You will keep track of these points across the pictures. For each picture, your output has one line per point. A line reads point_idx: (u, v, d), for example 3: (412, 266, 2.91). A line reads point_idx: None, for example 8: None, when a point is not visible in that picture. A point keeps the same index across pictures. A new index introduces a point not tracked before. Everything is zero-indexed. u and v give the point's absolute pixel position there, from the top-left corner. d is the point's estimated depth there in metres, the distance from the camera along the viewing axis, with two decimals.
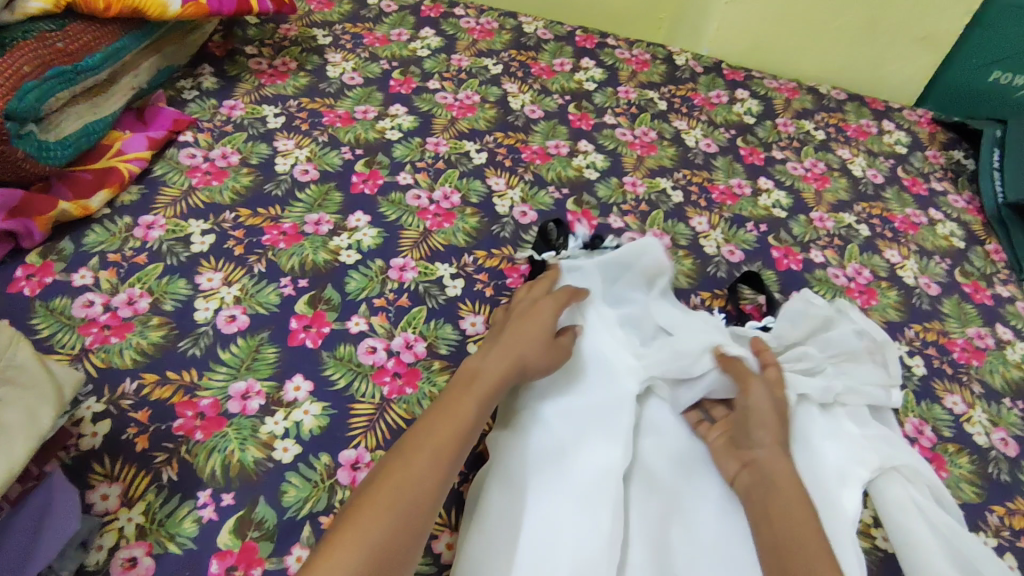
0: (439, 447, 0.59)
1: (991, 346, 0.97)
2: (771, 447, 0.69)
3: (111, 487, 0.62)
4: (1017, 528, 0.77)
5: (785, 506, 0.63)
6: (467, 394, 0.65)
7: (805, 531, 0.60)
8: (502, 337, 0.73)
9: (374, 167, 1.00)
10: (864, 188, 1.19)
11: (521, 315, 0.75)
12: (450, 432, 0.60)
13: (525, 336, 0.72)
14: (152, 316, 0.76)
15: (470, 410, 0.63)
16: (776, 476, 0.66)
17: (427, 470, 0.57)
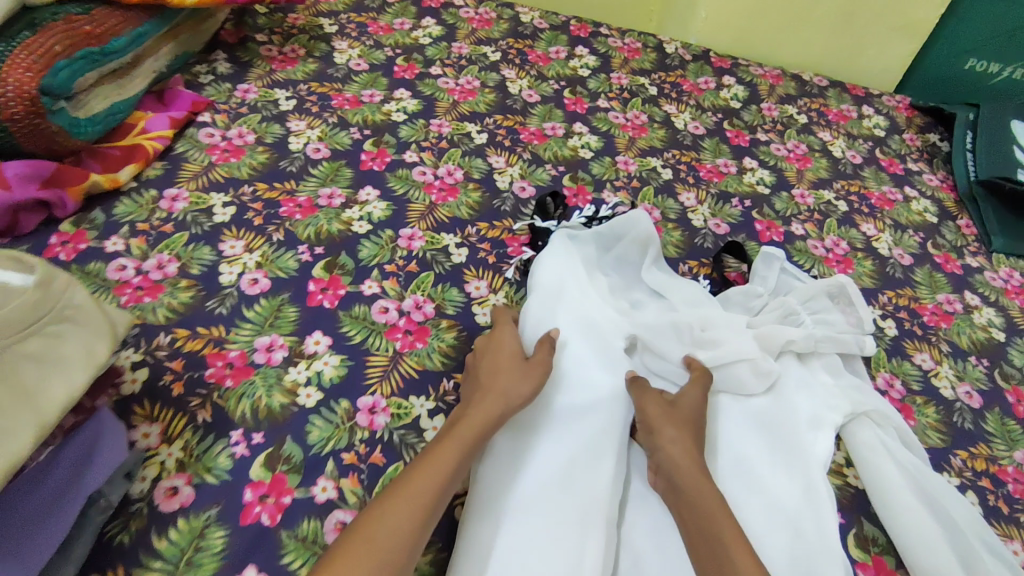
0: (422, 492, 0.60)
1: (959, 311, 1.04)
2: (674, 445, 0.71)
3: (151, 426, 0.68)
4: (978, 470, 0.84)
5: (705, 507, 0.64)
6: (454, 439, 0.66)
7: (725, 526, 0.62)
8: (485, 382, 0.73)
9: (381, 147, 1.06)
10: (843, 167, 1.26)
11: (498, 360, 0.75)
12: (433, 476, 0.61)
13: (512, 379, 0.73)
14: (181, 278, 0.82)
15: (454, 456, 0.64)
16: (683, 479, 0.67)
17: (410, 509, 0.58)
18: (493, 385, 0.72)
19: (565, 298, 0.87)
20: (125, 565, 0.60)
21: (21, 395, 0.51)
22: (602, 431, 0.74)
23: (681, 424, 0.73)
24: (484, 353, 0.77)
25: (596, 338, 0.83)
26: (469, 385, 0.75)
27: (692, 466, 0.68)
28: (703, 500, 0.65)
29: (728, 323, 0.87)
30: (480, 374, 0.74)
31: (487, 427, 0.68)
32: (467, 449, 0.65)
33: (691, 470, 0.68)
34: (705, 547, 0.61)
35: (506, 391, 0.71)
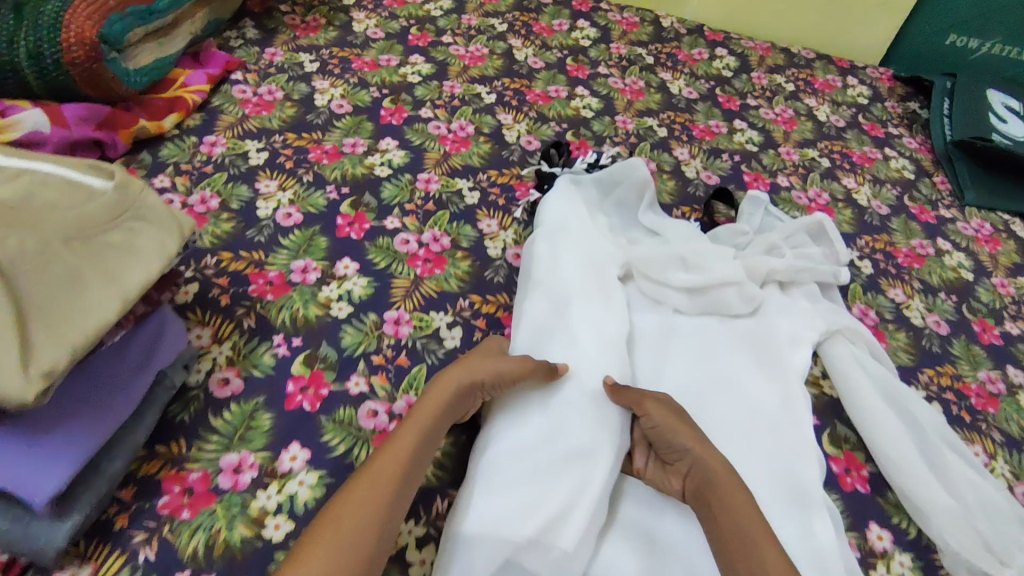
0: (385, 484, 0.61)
1: (931, 254, 1.13)
2: (692, 449, 0.71)
3: (203, 329, 0.78)
4: (942, 384, 0.93)
5: (737, 510, 0.66)
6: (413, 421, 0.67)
7: (755, 530, 0.64)
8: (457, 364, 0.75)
9: (399, 104, 1.14)
10: (828, 130, 1.35)
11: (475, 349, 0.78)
12: (394, 465, 0.63)
13: (481, 360, 0.75)
14: (222, 212, 0.91)
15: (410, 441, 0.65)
16: (717, 481, 0.69)
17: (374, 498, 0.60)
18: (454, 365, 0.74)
19: (569, 232, 0.96)
20: (187, 437, 0.69)
21: (105, 275, 0.60)
22: (601, 345, 0.83)
23: (692, 427, 0.74)
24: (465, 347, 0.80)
25: (596, 266, 0.92)
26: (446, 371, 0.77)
27: (719, 466, 0.70)
28: (733, 500, 0.67)
29: (717, 253, 0.95)
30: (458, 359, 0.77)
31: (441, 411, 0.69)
32: (424, 433, 0.67)
33: (718, 468, 0.70)
34: (733, 548, 0.64)
35: (470, 368, 0.73)
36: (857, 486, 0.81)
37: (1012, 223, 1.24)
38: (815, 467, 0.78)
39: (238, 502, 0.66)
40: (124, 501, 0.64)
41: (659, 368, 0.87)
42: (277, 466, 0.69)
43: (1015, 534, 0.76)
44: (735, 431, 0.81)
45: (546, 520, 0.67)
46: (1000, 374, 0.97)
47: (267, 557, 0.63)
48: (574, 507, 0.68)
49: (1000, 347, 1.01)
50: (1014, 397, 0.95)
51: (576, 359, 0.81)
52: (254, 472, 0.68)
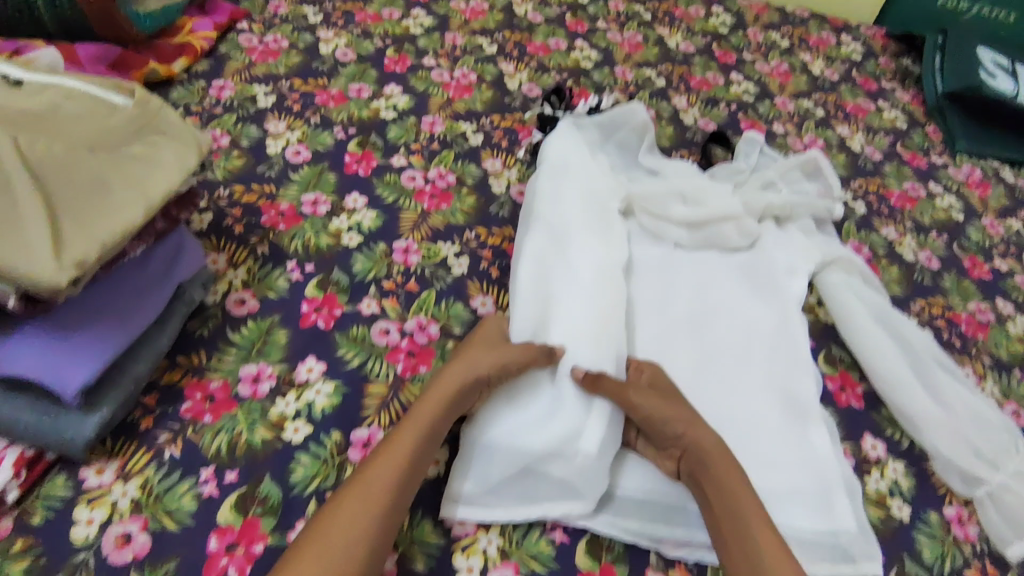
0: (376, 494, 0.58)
1: (923, 196, 1.16)
2: (683, 438, 0.67)
3: (218, 255, 0.80)
4: (933, 313, 0.96)
5: (733, 498, 0.64)
6: (410, 425, 0.64)
7: (759, 531, 0.61)
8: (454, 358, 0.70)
9: (402, 53, 1.16)
10: (823, 83, 1.37)
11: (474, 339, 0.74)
12: (385, 476, 0.60)
13: (481, 353, 0.70)
14: (233, 149, 0.93)
15: (406, 448, 0.62)
16: (716, 465, 0.66)
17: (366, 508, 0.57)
18: (457, 358, 0.69)
19: (570, 167, 0.96)
20: (207, 349, 0.72)
21: (128, 180, 0.62)
22: (605, 271, 0.84)
23: (681, 407, 0.70)
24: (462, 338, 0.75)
25: (597, 200, 0.93)
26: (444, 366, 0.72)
27: (718, 451, 0.67)
28: (730, 487, 0.64)
29: (716, 190, 0.97)
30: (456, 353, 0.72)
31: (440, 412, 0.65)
32: (423, 437, 0.63)
33: (717, 454, 0.66)
34: (738, 552, 0.61)
35: (470, 364, 0.68)
36: (852, 402, 0.84)
37: (1002, 169, 1.27)
38: (811, 382, 0.81)
39: (258, 408, 0.68)
40: (148, 406, 0.66)
41: (661, 297, 0.88)
42: (295, 377, 0.71)
43: (1004, 439, 0.79)
44: (733, 353, 0.84)
45: (564, 430, 0.68)
46: (990, 305, 1.00)
47: (288, 457, 0.65)
48: (588, 416, 0.69)
49: (990, 280, 1.04)
50: (1003, 325, 0.98)
51: (581, 283, 0.83)
52: (272, 381, 0.70)
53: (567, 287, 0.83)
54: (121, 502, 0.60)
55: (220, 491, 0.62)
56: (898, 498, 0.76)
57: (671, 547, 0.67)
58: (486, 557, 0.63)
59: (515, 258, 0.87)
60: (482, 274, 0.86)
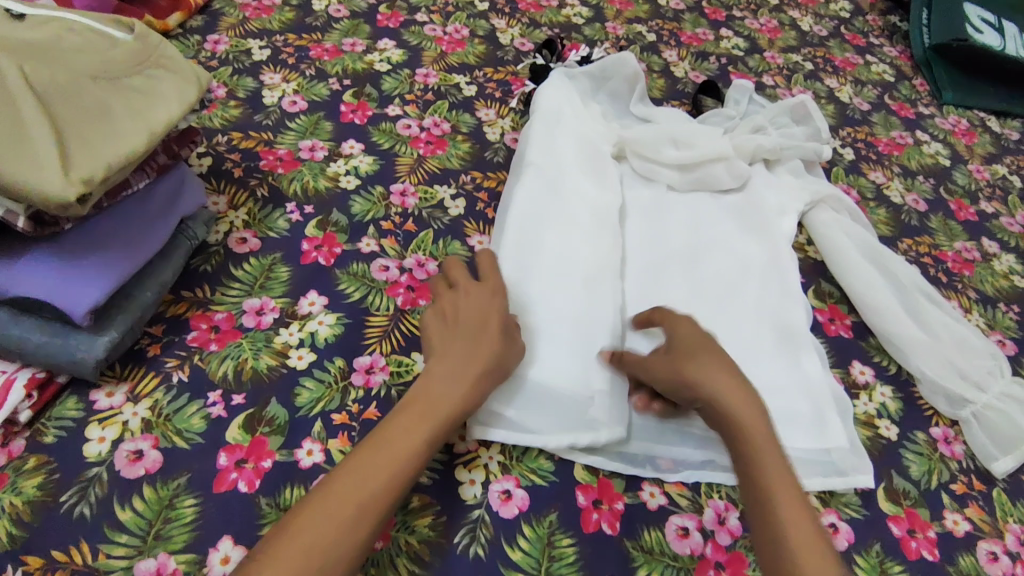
0: (372, 484, 0.53)
1: (910, 144, 1.18)
2: (707, 395, 0.62)
3: (219, 197, 0.82)
4: (919, 252, 0.99)
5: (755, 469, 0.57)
6: (416, 417, 0.58)
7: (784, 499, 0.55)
8: (467, 336, 0.64)
9: (395, 10, 1.17)
10: (811, 39, 1.39)
11: (485, 308, 0.67)
12: (384, 469, 0.54)
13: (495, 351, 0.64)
14: (230, 99, 0.95)
15: (416, 440, 0.56)
16: (746, 430, 0.60)
17: (361, 494, 0.52)
18: (477, 351, 0.63)
19: (562, 114, 0.98)
20: (210, 283, 0.73)
21: (131, 110, 0.63)
22: (595, 213, 0.86)
23: (703, 356, 0.65)
24: (468, 298, 0.67)
25: (588, 145, 0.95)
26: (444, 330, 0.65)
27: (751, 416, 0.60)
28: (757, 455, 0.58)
29: (704, 132, 0.98)
30: (463, 322, 0.66)
31: (450, 412, 0.59)
32: (439, 427, 0.58)
33: (746, 411, 0.61)
34: (762, 520, 0.55)
35: (487, 365, 0.63)
36: (840, 332, 0.87)
37: (988, 119, 1.29)
38: (802, 313, 0.83)
39: (262, 337, 0.69)
40: (155, 335, 0.68)
41: (653, 236, 0.90)
42: (297, 309, 0.72)
43: (989, 363, 0.81)
44: (726, 286, 0.85)
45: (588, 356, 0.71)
46: (976, 244, 1.02)
47: (293, 382, 0.66)
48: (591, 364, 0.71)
49: (976, 222, 1.06)
50: (988, 263, 1.00)
51: (573, 221, 0.84)
52: (276, 313, 0.72)
53: (559, 226, 0.84)
54: (131, 421, 0.61)
55: (228, 412, 0.63)
56: (886, 419, 0.78)
57: (669, 470, 0.67)
58: (487, 471, 0.65)
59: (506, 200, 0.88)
60: (479, 215, 0.88)
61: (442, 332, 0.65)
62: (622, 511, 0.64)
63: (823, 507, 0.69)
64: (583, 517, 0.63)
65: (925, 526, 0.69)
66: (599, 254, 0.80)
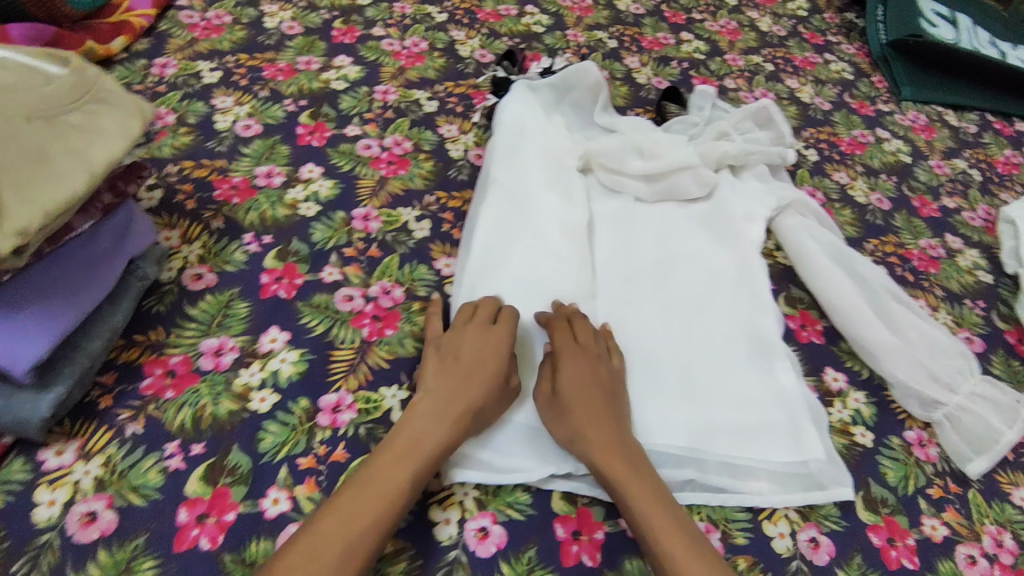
0: (356, 524, 0.54)
1: (871, 142, 1.19)
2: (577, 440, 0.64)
3: (171, 232, 0.79)
4: (886, 252, 0.99)
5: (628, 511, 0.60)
6: (408, 455, 0.59)
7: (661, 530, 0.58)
8: (459, 383, 0.64)
9: (350, 25, 1.14)
10: (771, 39, 1.39)
11: (484, 355, 0.66)
12: (375, 507, 0.55)
13: (486, 393, 0.65)
14: (180, 126, 0.91)
15: (404, 476, 0.57)
16: (610, 473, 0.61)
17: (348, 532, 0.53)
18: (465, 394, 0.64)
19: (526, 129, 0.96)
20: (164, 325, 0.70)
21: (70, 148, 0.60)
22: (563, 230, 0.84)
23: (574, 402, 0.66)
24: (471, 342, 0.67)
25: (553, 159, 0.93)
26: (441, 370, 0.66)
27: (613, 457, 0.62)
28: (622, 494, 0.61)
29: (669, 141, 0.98)
30: (462, 365, 0.66)
31: (436, 451, 0.60)
32: (423, 466, 0.59)
33: (604, 451, 0.63)
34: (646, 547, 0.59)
35: (474, 410, 0.63)
36: (813, 338, 0.87)
37: (945, 114, 1.31)
38: (774, 322, 0.82)
39: (221, 381, 0.67)
40: (107, 385, 0.65)
41: (622, 250, 0.89)
42: (258, 348, 0.70)
43: (960, 364, 0.81)
44: (696, 297, 0.85)
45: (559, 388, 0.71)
46: (940, 241, 1.03)
47: (255, 427, 0.64)
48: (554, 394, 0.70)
49: (939, 219, 1.08)
50: (953, 260, 1.01)
51: (540, 239, 0.82)
52: (235, 353, 0.69)
53: (526, 245, 0.82)
54: (83, 481, 0.59)
55: (187, 464, 0.61)
56: (861, 426, 0.78)
57: None
58: (463, 509, 0.63)
59: (471, 220, 0.86)
60: (444, 237, 0.86)
61: (438, 372, 0.65)
62: (602, 541, 0.63)
63: (803, 521, 0.69)
64: (562, 550, 0.61)
65: (904, 534, 0.69)
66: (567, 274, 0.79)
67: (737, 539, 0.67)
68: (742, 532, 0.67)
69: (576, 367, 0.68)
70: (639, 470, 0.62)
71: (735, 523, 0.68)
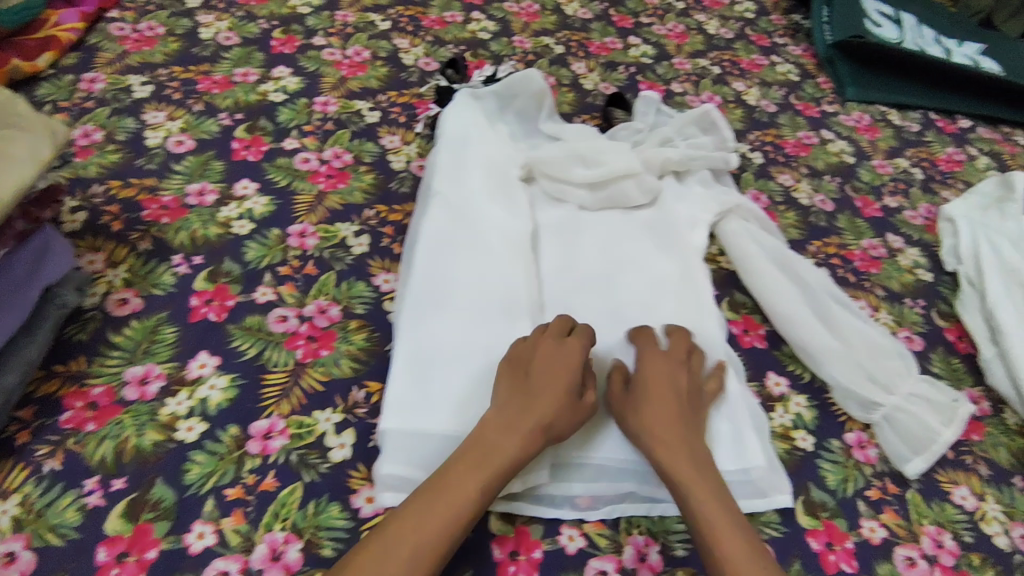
0: (426, 529, 0.55)
1: (816, 143, 1.20)
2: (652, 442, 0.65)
3: (96, 256, 0.76)
4: (829, 254, 1.00)
5: (688, 509, 0.61)
6: (482, 465, 0.59)
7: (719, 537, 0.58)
8: (532, 394, 0.64)
9: (290, 34, 1.12)
10: (718, 42, 1.40)
11: (560, 365, 0.67)
12: (443, 516, 0.55)
13: (560, 403, 0.64)
14: (108, 143, 0.88)
15: (475, 487, 0.58)
16: (676, 474, 0.63)
17: (421, 536, 0.54)
18: (536, 405, 0.63)
19: (468, 139, 0.94)
20: (86, 355, 0.68)
21: None
22: (506, 241, 0.83)
23: (653, 405, 0.67)
24: (544, 352, 0.67)
25: (495, 169, 0.92)
26: (515, 382, 0.66)
27: (682, 460, 0.64)
28: (683, 494, 0.62)
29: (613, 147, 0.97)
30: (533, 377, 0.66)
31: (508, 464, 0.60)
32: (495, 477, 0.59)
33: (676, 454, 0.64)
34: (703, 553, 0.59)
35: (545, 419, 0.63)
36: (755, 343, 0.87)
37: (888, 113, 1.33)
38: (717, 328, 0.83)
39: (146, 411, 0.65)
40: (25, 420, 0.63)
41: (568, 260, 0.88)
42: (186, 374, 0.68)
43: (898, 363, 0.82)
44: (640, 305, 0.84)
45: (609, 417, 0.72)
46: (881, 241, 1.05)
47: (181, 458, 0.62)
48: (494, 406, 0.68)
49: (881, 218, 1.09)
50: (894, 259, 1.03)
51: (481, 251, 0.81)
52: (161, 381, 0.67)
53: (467, 259, 0.80)
54: None
55: (107, 500, 0.59)
56: (802, 430, 0.79)
57: (588, 508, 0.67)
58: None
59: (412, 235, 0.84)
60: (384, 251, 0.84)
61: (511, 385, 0.66)
62: (540, 559, 0.63)
63: None
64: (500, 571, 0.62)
65: (843, 538, 0.70)
66: (509, 287, 0.78)
67: (676, 550, 0.66)
68: (682, 543, 0.66)
69: (657, 373, 0.70)
70: (710, 478, 0.63)
71: (676, 534, 0.67)
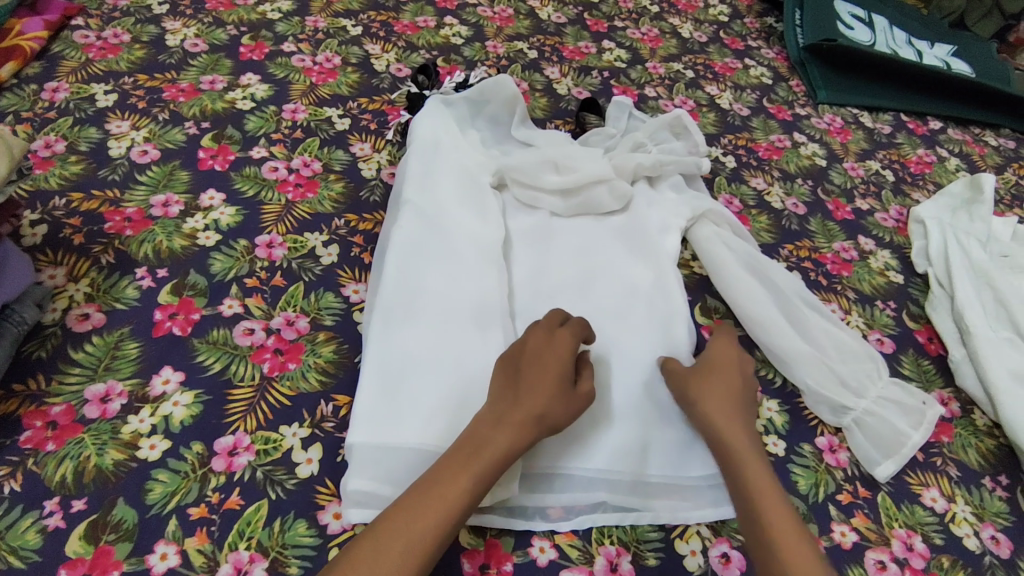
0: (418, 526, 0.54)
1: (788, 146, 1.21)
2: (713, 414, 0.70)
3: (56, 270, 0.75)
4: (801, 257, 1.01)
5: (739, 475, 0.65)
6: (476, 462, 0.59)
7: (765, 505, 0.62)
8: (520, 391, 0.65)
9: (259, 41, 1.10)
10: (692, 45, 1.41)
11: (549, 361, 0.68)
12: (434, 512, 0.55)
13: (547, 399, 0.65)
14: (70, 154, 0.87)
15: (463, 484, 0.57)
16: (732, 445, 0.67)
17: (417, 530, 0.54)
18: (523, 402, 0.64)
19: (439, 145, 0.94)
20: (45, 372, 0.66)
21: None
22: (477, 251, 0.82)
23: (715, 384, 0.73)
24: (534, 344, 0.69)
25: (466, 176, 0.91)
26: (505, 380, 0.67)
27: (738, 435, 0.68)
28: (735, 464, 0.66)
29: (586, 154, 0.96)
30: (522, 376, 0.67)
31: (497, 459, 0.60)
32: (483, 472, 0.58)
33: (729, 428, 0.69)
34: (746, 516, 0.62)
35: (533, 415, 0.64)
36: None
37: (860, 115, 1.35)
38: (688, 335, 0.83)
39: (107, 429, 0.63)
40: None
41: (540, 268, 0.87)
42: (149, 391, 0.66)
43: (868, 367, 0.83)
44: (612, 312, 0.84)
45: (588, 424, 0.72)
46: (853, 244, 1.06)
47: (143, 476, 0.61)
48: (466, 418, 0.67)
49: (852, 221, 1.10)
50: (865, 262, 1.04)
51: (450, 260, 0.80)
52: (123, 398, 0.66)
53: (437, 268, 0.79)
54: None
55: (66, 522, 0.57)
56: (773, 435, 0.79)
57: (560, 519, 0.67)
58: None
59: (382, 243, 0.83)
60: (354, 261, 0.83)
61: (503, 384, 0.67)
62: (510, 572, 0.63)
63: (713, 537, 0.69)
64: None
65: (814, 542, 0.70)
66: (479, 297, 0.77)
67: (648, 560, 0.66)
68: (653, 553, 0.67)
69: (725, 359, 0.76)
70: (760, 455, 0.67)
71: (647, 544, 0.67)
